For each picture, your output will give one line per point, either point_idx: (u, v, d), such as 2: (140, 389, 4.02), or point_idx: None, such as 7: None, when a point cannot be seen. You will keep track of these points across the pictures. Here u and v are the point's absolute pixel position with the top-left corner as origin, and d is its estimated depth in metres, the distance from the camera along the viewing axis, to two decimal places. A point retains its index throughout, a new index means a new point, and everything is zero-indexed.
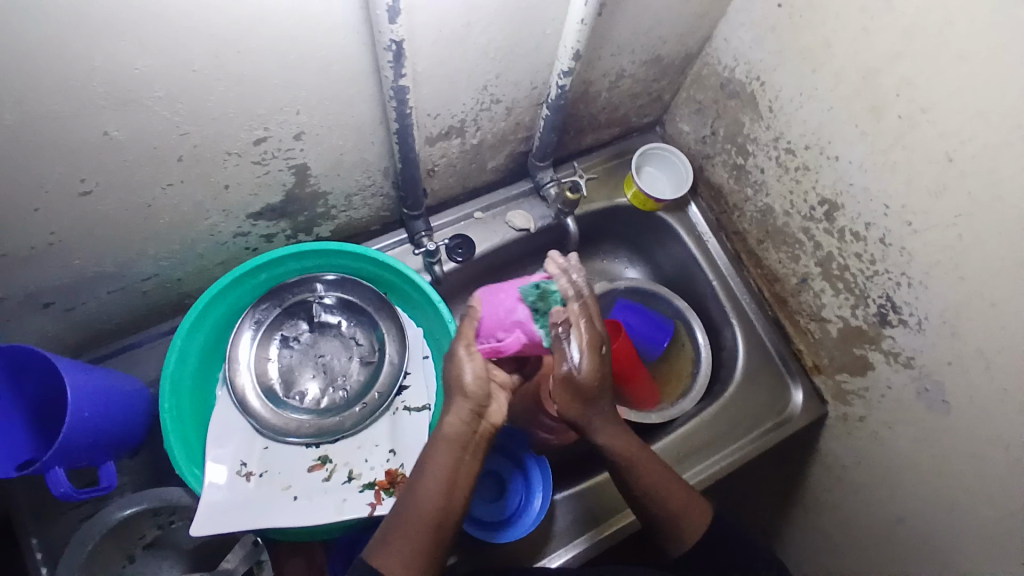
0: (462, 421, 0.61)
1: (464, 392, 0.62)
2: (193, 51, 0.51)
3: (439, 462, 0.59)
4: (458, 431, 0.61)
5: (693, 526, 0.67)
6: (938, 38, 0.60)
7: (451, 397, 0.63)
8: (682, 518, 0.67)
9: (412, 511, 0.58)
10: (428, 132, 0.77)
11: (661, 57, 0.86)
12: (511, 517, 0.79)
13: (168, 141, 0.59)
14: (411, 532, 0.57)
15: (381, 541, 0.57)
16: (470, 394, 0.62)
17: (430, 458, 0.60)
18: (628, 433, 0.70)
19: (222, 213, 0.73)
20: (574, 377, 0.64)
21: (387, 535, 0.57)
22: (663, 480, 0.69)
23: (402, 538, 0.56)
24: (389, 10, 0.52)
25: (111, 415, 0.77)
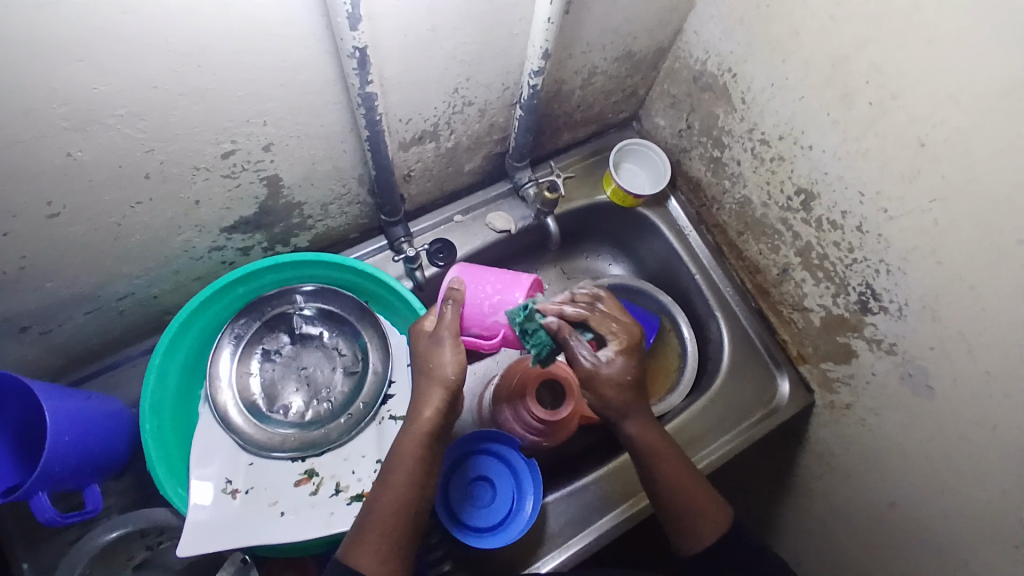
0: (436, 410, 0.62)
1: (441, 379, 0.63)
2: (154, 68, 0.50)
3: (409, 452, 0.61)
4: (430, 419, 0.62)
5: (709, 528, 0.65)
6: (903, 25, 0.60)
7: (426, 385, 0.63)
8: (702, 517, 0.66)
9: (383, 505, 0.59)
10: (401, 137, 0.76)
11: (632, 52, 0.86)
12: (504, 521, 0.79)
13: (134, 159, 0.58)
14: (385, 525, 0.58)
15: (357, 535, 0.58)
16: (446, 383, 0.63)
17: (401, 450, 0.61)
18: (658, 428, 0.70)
19: (196, 229, 0.72)
20: (606, 376, 0.66)
21: (362, 532, 0.58)
22: (684, 476, 0.68)
23: (378, 532, 0.58)
24: (350, 18, 0.51)
25: (94, 437, 0.76)
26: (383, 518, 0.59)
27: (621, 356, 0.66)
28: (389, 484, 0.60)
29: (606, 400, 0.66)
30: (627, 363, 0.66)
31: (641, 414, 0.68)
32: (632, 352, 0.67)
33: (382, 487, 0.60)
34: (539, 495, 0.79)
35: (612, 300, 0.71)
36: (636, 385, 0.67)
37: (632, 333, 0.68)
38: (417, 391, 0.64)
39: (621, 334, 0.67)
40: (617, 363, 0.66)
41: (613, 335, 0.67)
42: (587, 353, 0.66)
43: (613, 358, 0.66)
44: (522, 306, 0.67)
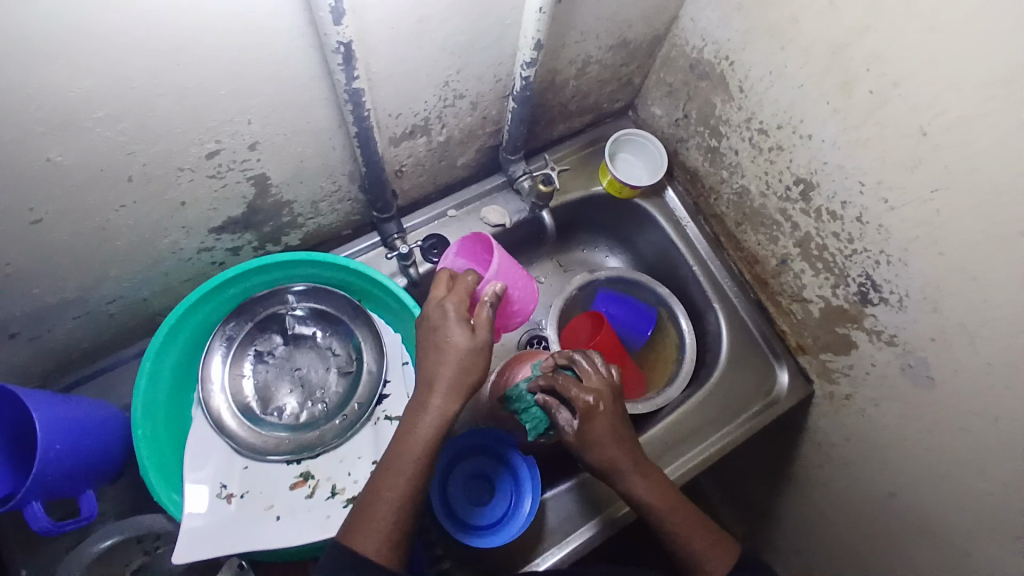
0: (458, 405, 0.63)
1: (471, 369, 0.63)
2: (132, 68, 0.48)
3: (418, 444, 0.61)
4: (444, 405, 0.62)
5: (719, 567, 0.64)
6: (905, 10, 0.58)
7: (451, 371, 0.63)
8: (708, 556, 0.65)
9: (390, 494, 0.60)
10: (392, 132, 0.75)
11: (628, 41, 0.84)
12: (505, 518, 0.78)
13: (115, 161, 0.56)
14: (390, 515, 0.59)
15: (358, 524, 0.58)
16: (474, 375, 0.64)
17: (411, 443, 0.61)
18: (662, 480, 0.70)
19: (183, 230, 0.70)
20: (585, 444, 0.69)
21: (365, 519, 0.59)
22: (689, 520, 0.68)
23: (383, 522, 0.59)
24: (334, 11, 0.49)
25: (87, 443, 0.75)
26: (389, 511, 0.59)
27: (591, 420, 0.69)
28: (396, 476, 0.60)
29: (592, 462, 0.70)
30: (601, 427, 0.69)
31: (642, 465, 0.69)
32: (603, 412, 0.69)
33: (387, 479, 0.60)
34: (536, 489, 0.78)
35: (593, 357, 0.74)
36: (623, 443, 0.69)
37: (602, 394, 0.70)
38: (437, 378, 0.63)
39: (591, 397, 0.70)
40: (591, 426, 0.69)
41: (580, 403, 0.69)
42: (564, 424, 0.71)
43: (585, 422, 0.69)
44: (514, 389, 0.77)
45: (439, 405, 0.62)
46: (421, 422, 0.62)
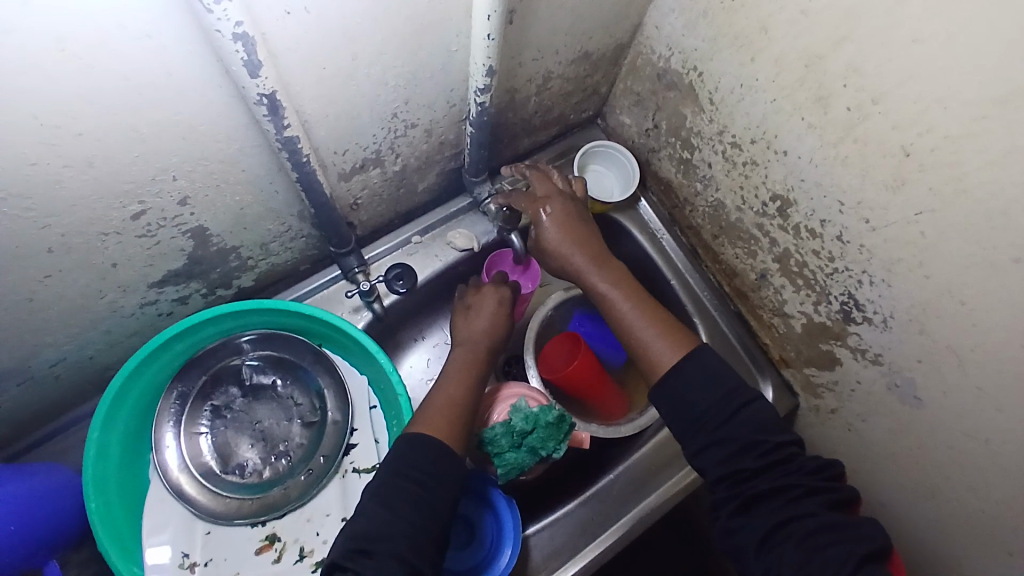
0: (494, 334, 0.77)
1: (501, 314, 0.79)
2: (23, 144, 0.43)
3: (458, 370, 0.72)
4: (473, 343, 0.75)
5: (672, 354, 0.66)
6: (885, 22, 0.53)
7: (488, 313, 0.78)
8: (663, 339, 0.68)
9: (439, 394, 0.68)
10: (339, 169, 0.70)
11: (589, 52, 0.79)
12: (495, 546, 0.76)
13: (29, 236, 0.51)
14: (440, 402, 0.67)
15: (422, 415, 0.65)
16: (501, 314, 0.79)
17: (453, 369, 0.72)
18: (627, 282, 0.74)
19: (120, 290, 0.65)
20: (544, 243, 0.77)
21: (422, 412, 0.66)
22: (642, 307, 0.71)
23: (437, 413, 0.66)
24: (247, 65, 0.44)
25: (45, 518, 0.70)
26: (439, 399, 0.68)
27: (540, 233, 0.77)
28: (443, 391, 0.69)
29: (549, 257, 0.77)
30: (557, 233, 0.76)
31: (604, 275, 0.74)
32: (560, 215, 0.77)
33: (439, 391, 0.69)
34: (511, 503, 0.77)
35: (555, 171, 0.84)
36: (583, 242, 0.76)
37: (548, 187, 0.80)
38: (475, 319, 0.78)
39: (538, 194, 0.80)
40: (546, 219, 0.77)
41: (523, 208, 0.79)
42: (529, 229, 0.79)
43: (538, 227, 0.77)
44: (517, 408, 0.74)
45: (480, 325, 0.77)
46: (456, 359, 0.73)
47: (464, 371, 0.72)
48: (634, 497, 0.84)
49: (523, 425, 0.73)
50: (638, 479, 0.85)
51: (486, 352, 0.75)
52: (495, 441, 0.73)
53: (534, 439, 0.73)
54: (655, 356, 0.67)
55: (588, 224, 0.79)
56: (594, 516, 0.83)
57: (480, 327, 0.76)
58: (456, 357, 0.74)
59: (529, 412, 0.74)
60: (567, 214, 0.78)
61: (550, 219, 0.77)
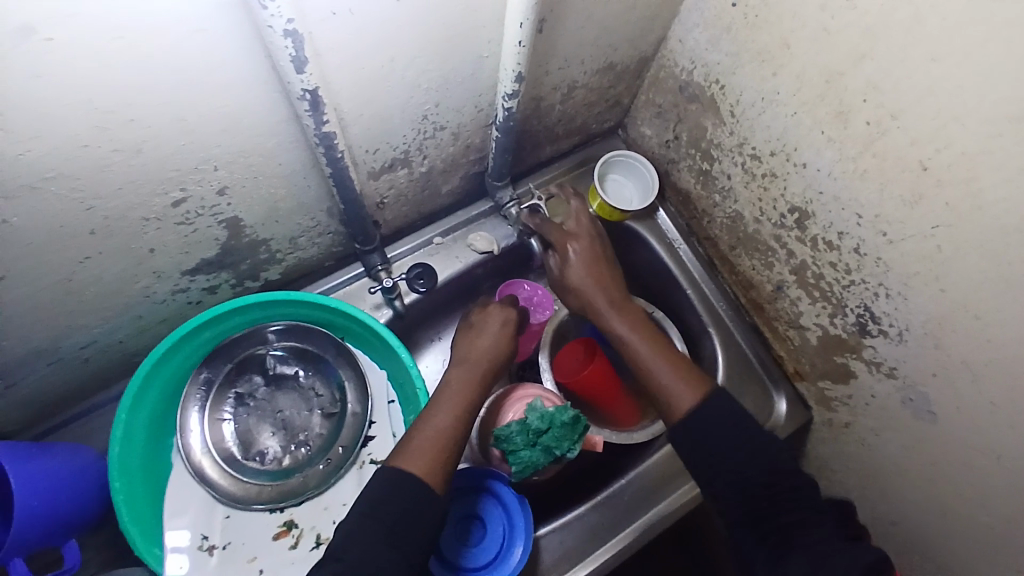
0: (493, 357, 0.74)
1: (502, 336, 0.77)
2: (78, 127, 0.45)
3: (453, 393, 0.69)
4: (473, 363, 0.73)
5: (693, 393, 0.66)
6: (905, 38, 0.55)
7: (487, 335, 0.76)
8: (677, 375, 0.68)
9: (426, 422, 0.66)
10: (369, 167, 0.72)
11: (613, 64, 0.82)
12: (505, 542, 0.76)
13: (75, 218, 0.54)
14: (426, 432, 0.65)
15: (405, 447, 0.64)
16: (504, 337, 0.76)
17: (444, 395, 0.69)
18: (646, 324, 0.77)
19: (154, 276, 0.68)
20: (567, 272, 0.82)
21: (405, 446, 0.64)
22: (659, 347, 0.73)
23: (425, 442, 0.64)
24: (294, 61, 0.47)
25: (66, 496, 0.70)
26: (426, 429, 0.65)
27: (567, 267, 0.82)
28: (434, 416, 0.67)
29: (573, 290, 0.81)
30: (579, 266, 0.81)
31: (623, 312, 0.77)
32: (583, 252, 0.83)
33: (425, 418, 0.67)
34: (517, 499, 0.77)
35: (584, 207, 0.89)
36: (605, 281, 0.80)
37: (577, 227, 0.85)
38: (478, 338, 0.76)
39: (569, 233, 0.85)
40: (573, 256, 0.83)
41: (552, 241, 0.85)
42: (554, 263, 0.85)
43: (563, 262, 0.83)
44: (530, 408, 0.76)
45: (481, 346, 0.75)
46: (451, 381, 0.71)
47: (456, 395, 0.69)
48: (644, 504, 0.84)
49: (535, 424, 0.74)
50: (649, 486, 0.86)
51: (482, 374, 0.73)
52: (510, 438, 0.75)
53: (545, 439, 0.74)
54: (670, 390, 0.67)
55: (613, 264, 0.83)
56: (604, 521, 0.83)
57: (483, 345, 0.75)
58: (453, 377, 0.72)
59: (542, 412, 0.75)
60: (594, 254, 0.83)
61: (576, 256, 0.82)
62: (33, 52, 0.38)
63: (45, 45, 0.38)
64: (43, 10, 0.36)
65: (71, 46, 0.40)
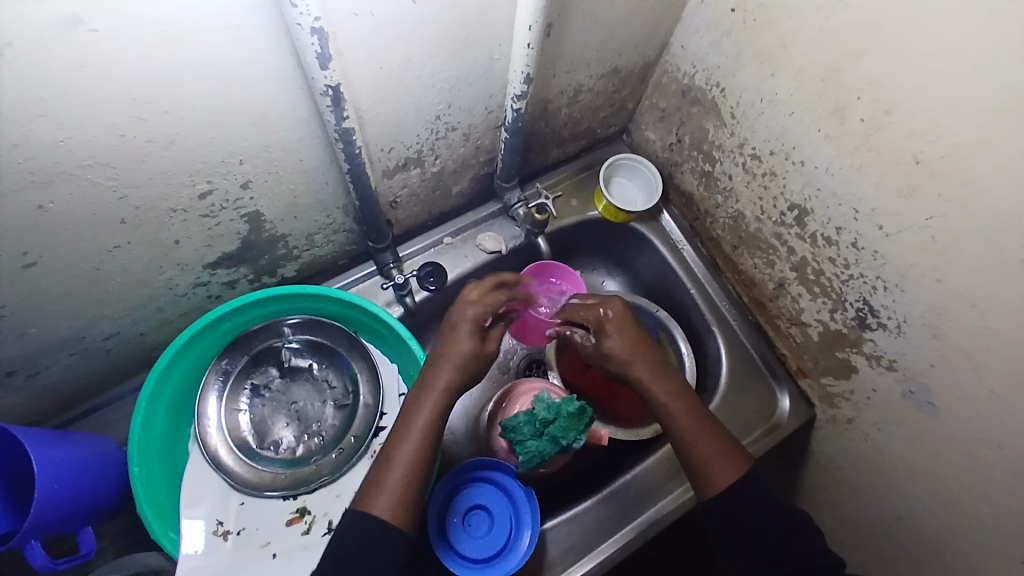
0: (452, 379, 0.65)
1: (460, 352, 0.66)
2: (118, 116, 0.49)
3: (421, 427, 0.63)
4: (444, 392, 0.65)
5: (722, 474, 0.67)
6: (897, 36, 0.58)
7: (444, 355, 0.67)
8: (721, 457, 0.67)
9: (388, 459, 0.62)
10: (384, 166, 0.75)
11: (618, 69, 0.85)
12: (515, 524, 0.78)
13: (107, 206, 0.56)
14: (386, 472, 0.61)
15: (371, 491, 0.61)
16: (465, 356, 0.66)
17: (412, 430, 0.63)
18: (684, 392, 0.71)
19: (177, 268, 0.71)
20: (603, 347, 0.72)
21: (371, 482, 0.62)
22: (701, 424, 0.69)
23: (393, 490, 0.60)
24: (319, 57, 0.50)
25: (88, 482, 0.70)
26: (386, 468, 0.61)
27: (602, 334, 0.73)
28: (402, 453, 0.62)
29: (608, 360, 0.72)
30: (616, 337, 0.72)
31: (660, 377, 0.71)
32: (620, 323, 0.73)
33: (392, 459, 0.62)
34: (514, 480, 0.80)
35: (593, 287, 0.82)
36: (641, 347, 0.72)
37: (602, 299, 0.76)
38: (440, 359, 0.66)
39: (594, 301, 0.77)
40: (607, 324, 0.73)
41: (581, 314, 0.75)
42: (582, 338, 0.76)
43: (598, 334, 0.73)
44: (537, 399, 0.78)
45: (441, 373, 0.65)
46: (418, 411, 0.64)
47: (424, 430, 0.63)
48: (650, 498, 0.85)
49: (542, 414, 0.76)
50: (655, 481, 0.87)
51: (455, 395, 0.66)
52: (518, 428, 0.77)
53: (551, 429, 0.76)
54: (718, 474, 0.67)
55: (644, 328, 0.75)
56: (610, 515, 0.84)
57: (444, 372, 0.65)
58: (421, 407, 0.64)
59: (547, 405, 0.77)
60: (626, 321, 0.74)
61: (610, 326, 0.73)
62: (81, 43, 0.42)
63: (92, 35, 0.42)
64: (93, 2, 0.40)
65: (115, 37, 0.43)
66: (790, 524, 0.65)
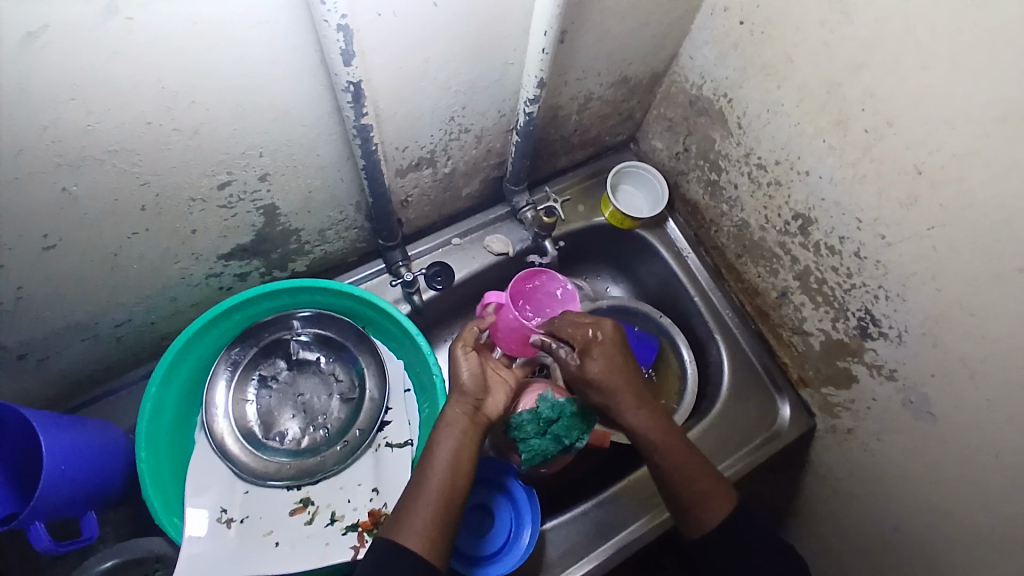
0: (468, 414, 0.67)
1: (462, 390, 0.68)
2: (147, 104, 0.50)
3: (446, 456, 0.63)
4: (462, 423, 0.66)
5: (712, 511, 0.67)
6: (899, 50, 0.60)
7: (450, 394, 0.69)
8: (711, 494, 0.68)
9: (419, 489, 0.62)
10: (398, 164, 0.77)
11: (628, 78, 0.87)
12: (516, 520, 0.79)
13: (128, 192, 0.58)
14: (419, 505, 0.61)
15: (400, 523, 0.60)
16: (467, 391, 0.68)
17: (437, 460, 0.63)
18: (670, 426, 0.71)
19: (192, 257, 0.72)
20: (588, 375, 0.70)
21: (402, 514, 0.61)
22: (689, 460, 0.69)
23: (423, 520, 0.60)
24: (343, 54, 0.52)
25: (95, 466, 0.71)
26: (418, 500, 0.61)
27: (591, 360, 0.70)
28: (428, 484, 0.62)
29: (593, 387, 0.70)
30: (603, 366, 0.70)
31: (647, 410, 0.70)
32: (610, 349, 0.71)
33: (420, 493, 0.61)
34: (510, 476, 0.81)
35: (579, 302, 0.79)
36: (628, 376, 0.70)
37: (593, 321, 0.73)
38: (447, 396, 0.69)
39: (583, 320, 0.73)
40: (596, 349, 0.70)
41: (568, 334, 0.72)
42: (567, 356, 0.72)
43: (586, 358, 0.70)
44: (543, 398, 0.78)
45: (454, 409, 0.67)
46: (443, 442, 0.64)
47: (449, 460, 0.63)
48: (649, 502, 0.85)
49: (546, 413, 0.77)
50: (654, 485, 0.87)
51: (476, 427, 0.67)
52: (521, 426, 0.78)
53: (556, 429, 0.77)
54: (705, 510, 0.68)
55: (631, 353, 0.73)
56: (610, 517, 0.84)
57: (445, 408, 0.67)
58: (444, 436, 0.64)
59: (551, 406, 0.77)
60: (616, 346, 0.72)
61: (599, 350, 0.70)
62: (115, 30, 0.43)
63: (127, 24, 0.43)
64: None
65: (147, 27, 0.44)
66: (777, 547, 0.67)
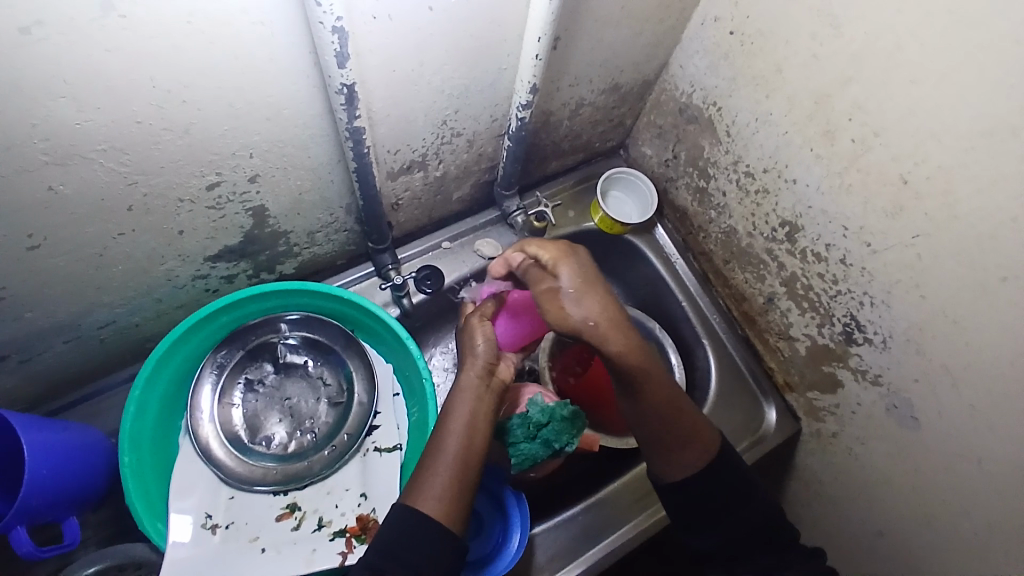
0: (480, 375, 0.68)
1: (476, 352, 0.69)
2: (138, 103, 0.50)
3: (460, 423, 0.64)
4: (476, 388, 0.67)
5: (676, 461, 0.66)
6: (887, 62, 0.61)
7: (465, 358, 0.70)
8: (672, 446, 0.67)
9: (436, 455, 0.63)
10: (390, 167, 0.77)
11: (619, 85, 0.88)
12: (507, 522, 0.78)
13: (116, 192, 0.57)
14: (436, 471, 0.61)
15: (416, 489, 0.60)
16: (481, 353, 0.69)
17: (450, 425, 0.64)
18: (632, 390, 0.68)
19: (179, 258, 0.71)
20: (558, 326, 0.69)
21: (417, 484, 0.61)
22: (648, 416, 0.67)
23: (439, 486, 0.60)
24: (338, 56, 0.51)
25: (76, 470, 0.69)
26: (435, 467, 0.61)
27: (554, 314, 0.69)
28: (444, 451, 0.62)
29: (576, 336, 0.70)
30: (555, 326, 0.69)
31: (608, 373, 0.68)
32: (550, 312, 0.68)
33: (433, 461, 0.62)
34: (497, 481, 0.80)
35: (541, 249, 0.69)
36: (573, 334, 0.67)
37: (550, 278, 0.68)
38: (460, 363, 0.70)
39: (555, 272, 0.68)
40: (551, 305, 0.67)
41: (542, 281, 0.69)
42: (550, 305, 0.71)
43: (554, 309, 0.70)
44: (532, 402, 0.79)
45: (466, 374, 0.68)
46: (456, 408, 0.65)
47: (464, 427, 0.64)
48: (636, 508, 0.85)
49: (536, 417, 0.78)
50: (643, 490, 0.87)
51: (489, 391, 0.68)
52: (511, 430, 0.78)
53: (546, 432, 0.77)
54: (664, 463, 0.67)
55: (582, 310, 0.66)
56: (597, 521, 0.84)
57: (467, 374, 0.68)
58: (458, 403, 0.66)
59: (542, 410, 0.78)
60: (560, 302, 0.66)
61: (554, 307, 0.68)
62: (108, 27, 0.43)
63: (120, 21, 0.43)
64: None
65: (142, 24, 0.44)
66: (781, 542, 0.64)
